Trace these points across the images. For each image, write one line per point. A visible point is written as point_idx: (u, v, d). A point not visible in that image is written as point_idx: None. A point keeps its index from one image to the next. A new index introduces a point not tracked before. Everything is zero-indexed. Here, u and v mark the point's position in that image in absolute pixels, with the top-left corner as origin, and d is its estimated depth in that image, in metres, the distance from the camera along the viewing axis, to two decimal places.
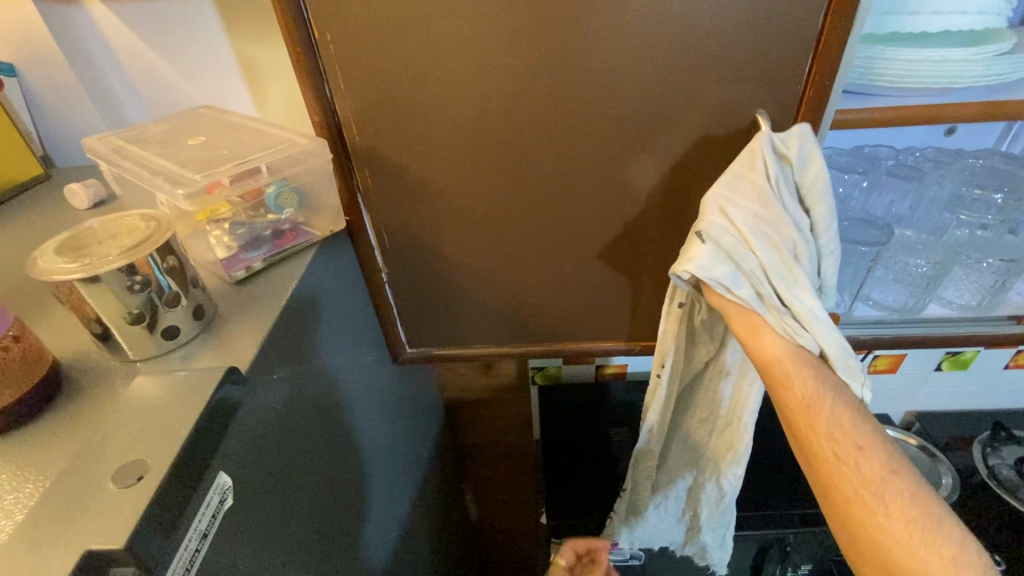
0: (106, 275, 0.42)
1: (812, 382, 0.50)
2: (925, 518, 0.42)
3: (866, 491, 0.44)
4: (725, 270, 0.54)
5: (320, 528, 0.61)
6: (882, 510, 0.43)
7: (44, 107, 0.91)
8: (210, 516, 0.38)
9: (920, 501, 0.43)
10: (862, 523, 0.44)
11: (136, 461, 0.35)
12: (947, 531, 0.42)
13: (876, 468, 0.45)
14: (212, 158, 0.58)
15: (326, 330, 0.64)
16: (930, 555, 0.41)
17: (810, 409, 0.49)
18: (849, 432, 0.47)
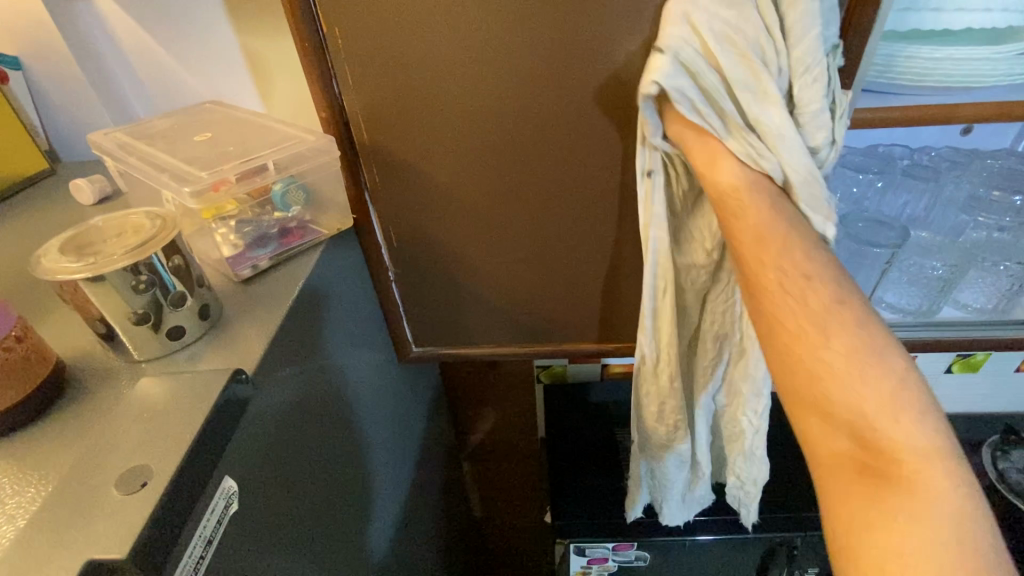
0: (111, 274, 0.42)
1: (768, 204, 0.44)
2: (887, 361, 0.34)
3: (809, 323, 0.36)
4: (685, 80, 0.50)
5: (325, 527, 0.60)
6: (840, 339, 0.35)
7: (49, 101, 0.90)
8: (215, 522, 0.38)
9: (891, 358, 0.34)
10: (801, 361, 0.36)
11: (139, 465, 0.35)
12: (895, 366, 0.33)
13: (823, 298, 0.37)
14: (218, 154, 0.57)
15: (333, 330, 0.63)
16: (894, 399, 0.32)
17: (760, 241, 0.42)
18: (800, 264, 0.39)
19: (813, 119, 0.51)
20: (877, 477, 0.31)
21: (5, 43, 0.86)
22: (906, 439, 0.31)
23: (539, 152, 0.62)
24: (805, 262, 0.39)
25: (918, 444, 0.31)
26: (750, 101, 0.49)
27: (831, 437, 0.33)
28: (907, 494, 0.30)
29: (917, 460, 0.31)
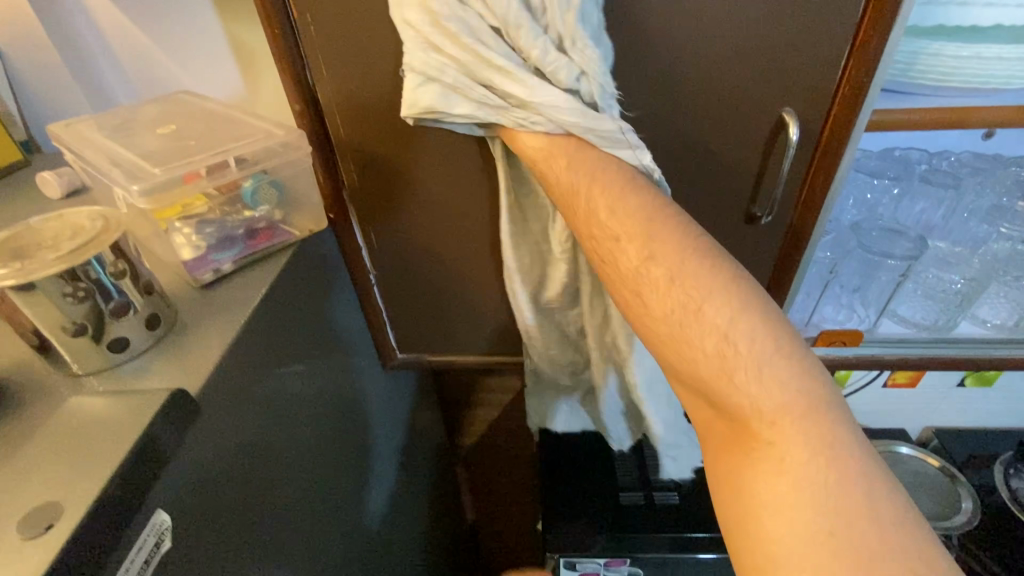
0: (42, 281, 0.38)
1: (568, 175, 0.47)
2: (719, 324, 0.36)
3: (650, 292, 0.40)
4: (435, 92, 0.49)
5: (299, 543, 0.57)
6: (670, 316, 0.39)
7: (26, 87, 0.87)
8: (142, 562, 0.34)
9: (724, 313, 0.37)
10: (660, 331, 0.40)
11: (50, 503, 0.32)
12: (746, 316, 0.36)
13: (661, 267, 0.40)
14: (182, 148, 0.54)
15: (306, 335, 0.59)
16: (730, 364, 0.35)
17: (591, 217, 0.46)
18: (634, 231, 0.42)
19: (576, 49, 0.47)
20: (744, 440, 0.35)
21: None
22: (755, 401, 0.34)
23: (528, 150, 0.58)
24: (613, 224, 0.44)
25: (766, 403, 0.34)
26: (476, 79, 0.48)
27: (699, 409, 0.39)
28: (766, 453, 0.33)
29: (770, 417, 0.34)
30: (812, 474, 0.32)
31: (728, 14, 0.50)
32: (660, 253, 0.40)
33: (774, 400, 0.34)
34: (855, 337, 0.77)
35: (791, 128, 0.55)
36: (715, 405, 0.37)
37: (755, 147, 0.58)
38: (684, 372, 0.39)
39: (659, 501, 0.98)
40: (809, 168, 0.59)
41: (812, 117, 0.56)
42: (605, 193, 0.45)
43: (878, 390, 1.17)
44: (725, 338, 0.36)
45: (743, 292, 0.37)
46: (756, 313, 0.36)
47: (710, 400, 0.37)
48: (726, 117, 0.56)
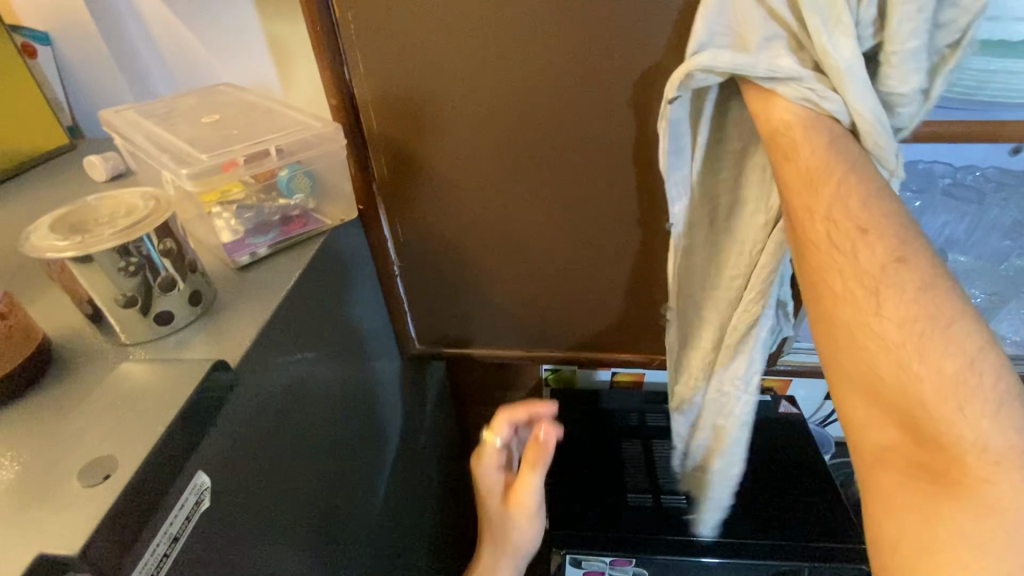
0: (99, 254, 0.41)
1: (822, 148, 0.43)
2: (966, 347, 0.32)
3: (858, 285, 0.36)
4: (731, 62, 0.47)
5: (321, 522, 0.59)
6: (908, 327, 0.34)
7: (75, 77, 0.91)
8: (182, 520, 0.37)
9: (975, 335, 0.32)
10: (852, 327, 0.36)
11: (104, 457, 0.34)
12: (987, 351, 0.32)
13: (877, 254, 0.36)
14: (224, 137, 0.56)
15: (333, 320, 0.61)
16: (963, 390, 0.31)
17: (815, 197, 0.41)
18: (873, 217, 0.38)
19: (898, 64, 0.45)
20: (948, 478, 0.30)
21: (34, 17, 0.86)
22: (979, 437, 0.30)
23: (555, 150, 0.59)
24: (863, 214, 0.38)
25: (997, 446, 0.29)
26: (837, 34, 0.44)
27: (879, 429, 0.33)
28: (993, 502, 0.28)
29: (995, 460, 0.29)
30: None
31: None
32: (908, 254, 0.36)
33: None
34: None
35: None
36: (913, 433, 0.32)
37: None
38: (883, 387, 0.34)
39: (667, 503, 0.99)
40: None
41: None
42: (848, 189, 0.40)
43: None
44: (971, 365, 0.32)
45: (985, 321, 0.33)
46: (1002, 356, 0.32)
47: (905, 423, 0.32)
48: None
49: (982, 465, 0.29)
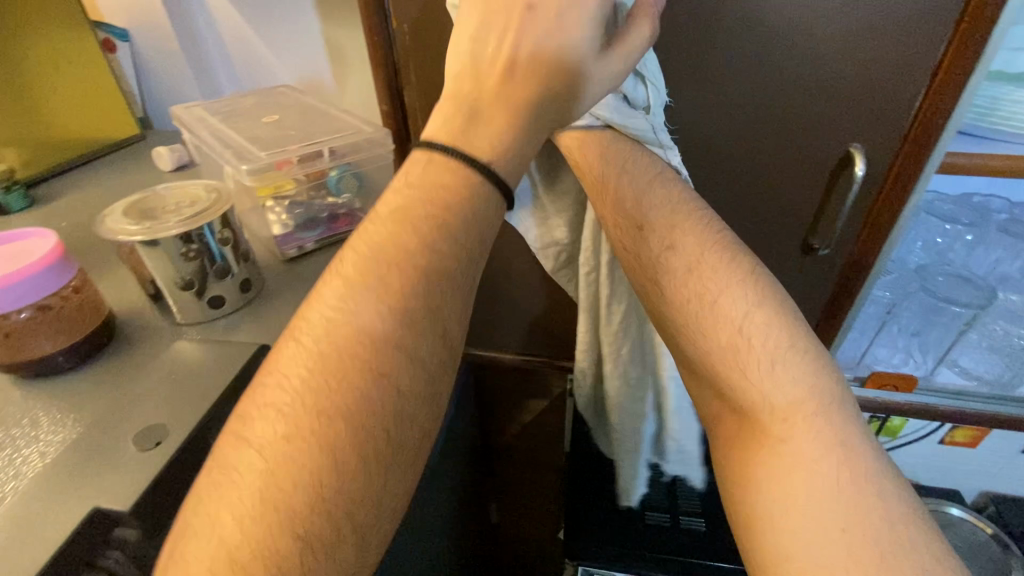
0: (164, 240, 0.44)
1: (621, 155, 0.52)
2: (735, 318, 0.47)
3: (662, 278, 0.50)
4: None
5: None
6: (686, 308, 0.49)
7: (149, 73, 0.98)
8: None
9: (739, 304, 0.47)
10: (674, 317, 0.50)
11: (157, 426, 0.37)
12: (755, 315, 0.47)
13: (680, 255, 0.50)
14: (282, 136, 0.60)
15: None
16: (744, 355, 0.46)
17: (632, 191, 0.52)
18: (661, 206, 0.51)
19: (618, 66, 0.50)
20: (758, 432, 0.45)
21: (117, 16, 0.93)
22: (767, 395, 0.45)
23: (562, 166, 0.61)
24: (645, 212, 0.51)
25: (781, 400, 0.44)
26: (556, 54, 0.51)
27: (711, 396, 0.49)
28: (779, 446, 0.43)
29: (784, 414, 0.44)
30: (820, 463, 0.42)
31: (800, 49, 0.52)
32: (683, 245, 0.50)
33: (793, 392, 0.44)
34: (907, 383, 0.74)
35: (857, 165, 0.55)
36: (728, 401, 0.48)
37: (816, 179, 0.59)
38: (698, 362, 0.49)
39: (685, 525, 0.98)
40: (874, 205, 0.58)
41: (879, 157, 0.56)
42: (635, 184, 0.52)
43: (933, 446, 1.10)
44: (739, 331, 0.47)
45: (762, 287, 0.48)
46: (768, 305, 0.47)
47: (723, 393, 0.48)
48: (789, 148, 0.57)
49: (774, 419, 0.44)
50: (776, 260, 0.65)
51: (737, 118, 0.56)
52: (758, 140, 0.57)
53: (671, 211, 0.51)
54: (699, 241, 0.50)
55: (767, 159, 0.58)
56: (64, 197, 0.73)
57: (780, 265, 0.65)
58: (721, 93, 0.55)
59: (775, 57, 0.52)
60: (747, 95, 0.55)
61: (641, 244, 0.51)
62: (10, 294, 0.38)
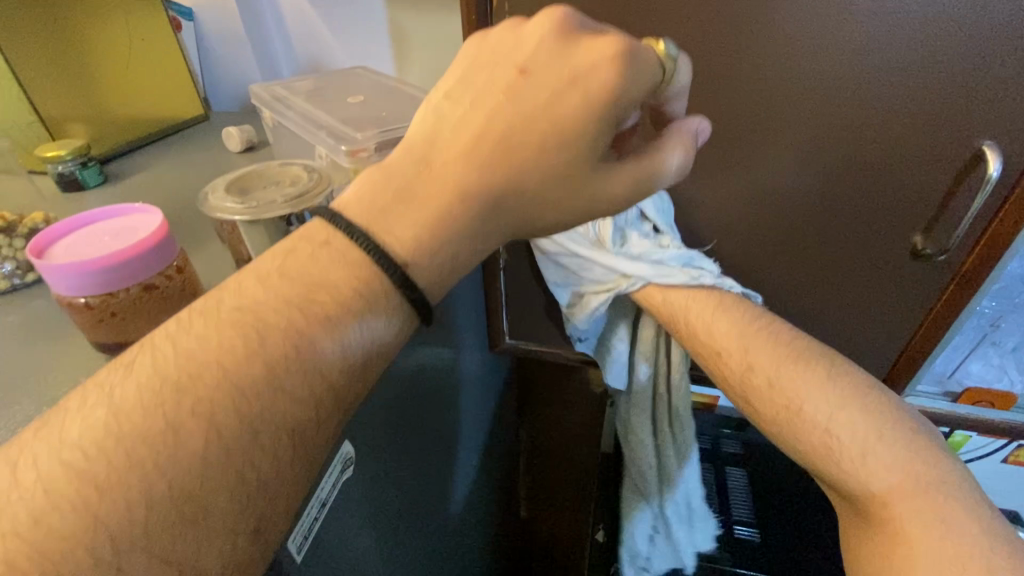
0: (268, 220, 0.42)
1: (691, 298, 0.55)
2: (820, 417, 0.47)
3: (767, 373, 0.50)
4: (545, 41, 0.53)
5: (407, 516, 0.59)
6: (779, 398, 0.49)
7: (210, 55, 0.96)
8: (331, 485, 0.38)
9: (824, 403, 0.48)
10: (780, 420, 0.49)
11: None
12: (853, 410, 0.47)
13: (773, 355, 0.51)
14: (370, 117, 0.58)
15: (442, 306, 0.63)
16: (834, 454, 0.46)
17: (716, 307, 0.55)
18: (750, 334, 0.53)
19: None
20: (873, 515, 0.44)
21: None
22: (867, 484, 0.45)
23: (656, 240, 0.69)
24: (717, 326, 0.53)
25: (878, 487, 0.44)
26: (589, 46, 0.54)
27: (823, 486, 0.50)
28: (885, 530, 0.42)
29: (884, 501, 0.43)
30: (936, 552, 0.40)
31: (948, 35, 0.47)
32: (761, 364, 0.51)
33: (894, 476, 0.44)
34: (1003, 401, 0.73)
35: (991, 162, 0.51)
36: (841, 493, 0.47)
37: (938, 183, 0.55)
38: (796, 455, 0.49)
39: (739, 535, 0.93)
40: (1001, 206, 0.55)
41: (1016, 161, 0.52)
42: (726, 318, 0.54)
43: (995, 464, 1.05)
44: (825, 431, 0.47)
45: (845, 384, 0.49)
46: (858, 402, 0.48)
47: (834, 487, 0.48)
48: (917, 142, 0.53)
49: (874, 506, 0.44)
50: (877, 263, 0.62)
51: (861, 107, 0.53)
52: (882, 133, 0.53)
53: (740, 331, 0.53)
54: (774, 355, 0.51)
55: (888, 153, 0.55)
56: (137, 176, 0.73)
57: (883, 267, 0.62)
58: (845, 83, 0.52)
59: (914, 46, 0.48)
60: (876, 86, 0.51)
61: (722, 366, 0.53)
62: (121, 272, 0.37)
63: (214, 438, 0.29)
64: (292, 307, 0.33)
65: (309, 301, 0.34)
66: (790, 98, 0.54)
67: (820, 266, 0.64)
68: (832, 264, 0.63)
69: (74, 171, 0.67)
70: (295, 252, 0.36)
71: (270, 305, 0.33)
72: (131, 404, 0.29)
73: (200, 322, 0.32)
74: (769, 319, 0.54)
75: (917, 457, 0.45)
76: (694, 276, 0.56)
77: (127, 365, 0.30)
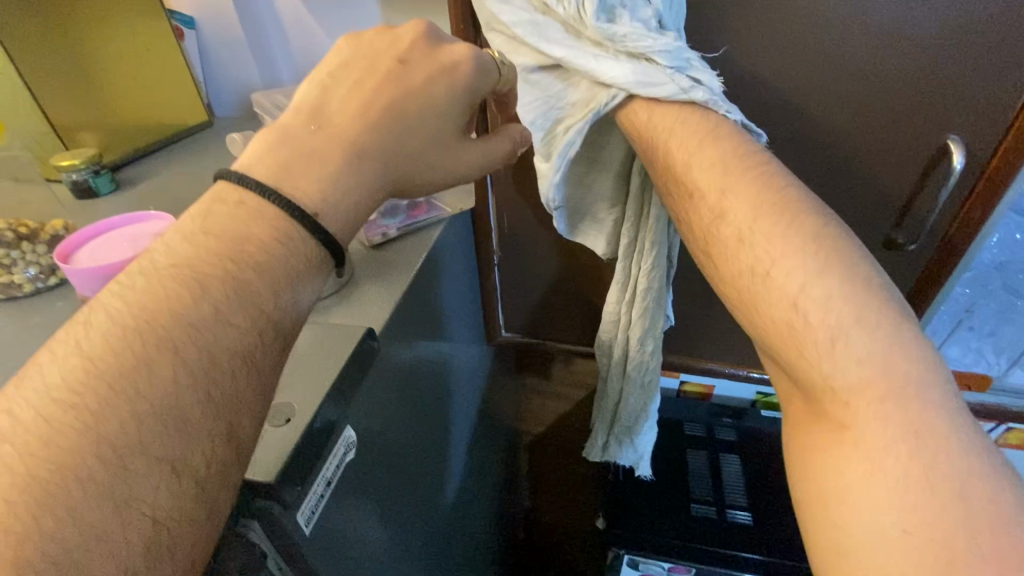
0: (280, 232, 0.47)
1: (693, 120, 0.46)
2: (790, 288, 0.38)
3: (746, 221, 0.41)
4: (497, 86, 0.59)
5: (405, 501, 0.62)
6: (754, 215, 0.41)
7: (214, 63, 0.99)
8: (335, 466, 0.40)
9: (791, 267, 0.38)
10: (759, 299, 0.40)
11: (285, 402, 0.38)
12: (839, 265, 0.38)
13: (744, 195, 0.42)
14: None
15: (438, 300, 0.66)
16: (800, 337, 0.37)
17: (705, 147, 0.45)
18: (730, 174, 0.43)
19: None
20: (825, 409, 0.36)
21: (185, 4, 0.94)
22: (833, 374, 0.36)
23: None
24: (704, 175, 0.44)
25: (841, 382, 0.35)
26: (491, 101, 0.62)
27: (779, 377, 0.43)
28: (843, 435, 0.35)
29: (843, 399, 0.35)
30: (900, 472, 0.32)
31: (903, 22, 0.51)
32: (733, 210, 0.42)
33: (865, 371, 0.35)
34: (980, 381, 0.76)
35: (954, 156, 0.54)
36: (797, 383, 0.39)
37: (907, 175, 0.58)
38: (761, 331, 0.41)
39: (732, 519, 0.96)
40: (969, 197, 0.58)
41: (981, 143, 0.55)
42: (724, 171, 0.43)
43: None
44: (793, 306, 0.38)
45: (827, 249, 0.38)
46: (834, 270, 0.37)
47: (794, 379, 0.39)
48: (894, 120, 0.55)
49: (834, 403, 0.36)
50: None
51: (829, 93, 0.55)
52: (851, 118, 0.56)
53: (722, 169, 0.43)
54: (751, 201, 0.41)
55: (853, 135, 0.57)
56: (146, 182, 0.76)
57: None
58: (814, 72, 0.55)
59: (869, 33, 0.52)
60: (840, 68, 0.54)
61: (692, 211, 0.45)
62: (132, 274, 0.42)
63: (187, 371, 0.30)
64: (223, 259, 0.34)
65: (238, 251, 0.35)
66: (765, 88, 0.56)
67: None
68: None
69: (88, 179, 0.71)
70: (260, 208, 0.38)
71: (222, 253, 0.34)
72: (94, 351, 0.29)
73: (137, 278, 0.33)
74: (762, 154, 0.45)
75: (904, 351, 0.35)
76: (687, 86, 0.46)
77: (72, 324, 0.31)
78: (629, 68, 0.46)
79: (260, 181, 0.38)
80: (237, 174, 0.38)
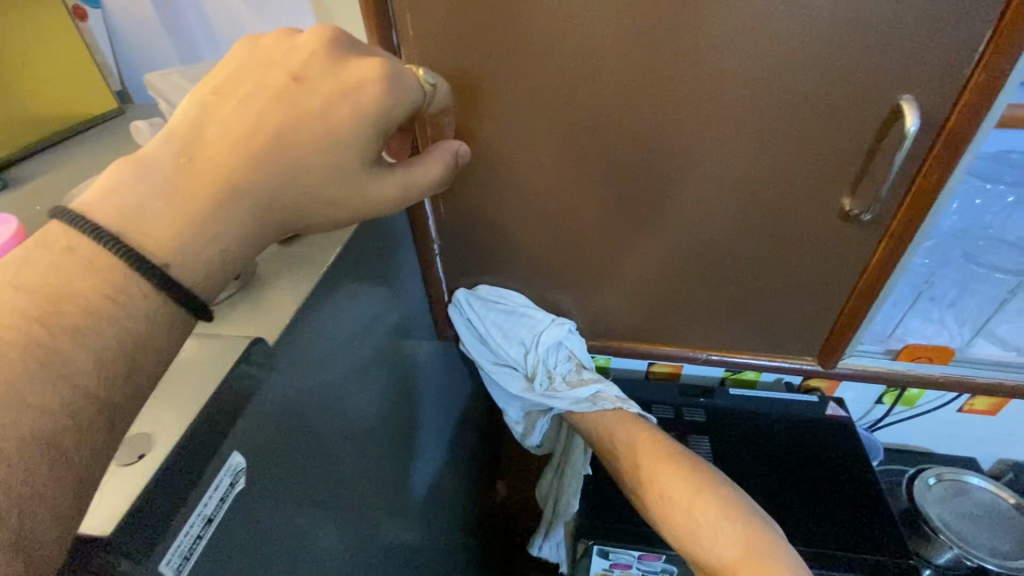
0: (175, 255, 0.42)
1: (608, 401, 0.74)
2: (684, 502, 0.61)
3: (654, 460, 0.65)
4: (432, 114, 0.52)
5: (350, 515, 0.57)
6: (657, 451, 0.65)
7: (125, 44, 0.89)
8: (217, 500, 0.35)
9: (682, 490, 0.61)
10: (664, 503, 0.62)
11: (141, 433, 0.33)
12: (713, 487, 0.61)
13: (653, 448, 0.66)
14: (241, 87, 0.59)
15: (370, 296, 0.60)
16: (695, 530, 0.59)
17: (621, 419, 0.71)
18: (642, 434, 0.68)
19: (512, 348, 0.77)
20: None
21: None
22: (720, 557, 0.57)
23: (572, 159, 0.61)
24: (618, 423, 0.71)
25: (726, 557, 0.56)
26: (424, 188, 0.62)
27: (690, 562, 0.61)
28: None
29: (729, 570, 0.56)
30: None
31: None
32: (644, 463, 0.65)
33: (731, 549, 0.57)
34: (942, 355, 0.72)
35: (908, 119, 0.50)
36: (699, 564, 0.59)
37: (859, 143, 0.54)
38: (670, 528, 0.61)
39: None
40: (925, 160, 0.54)
41: (936, 103, 0.51)
42: (622, 424, 0.70)
43: (951, 414, 1.08)
44: (688, 513, 0.60)
45: (702, 478, 0.62)
46: (708, 493, 0.61)
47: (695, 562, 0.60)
48: (844, 80, 0.51)
49: None
50: (807, 223, 0.61)
51: (772, 54, 0.50)
52: (789, 91, 0.52)
53: (634, 437, 0.68)
54: (654, 455, 0.65)
55: (792, 108, 0.53)
56: (39, 180, 0.68)
57: (815, 231, 0.61)
58: (746, 40, 0.50)
59: None
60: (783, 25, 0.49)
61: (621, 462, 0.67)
62: None
63: None
64: None
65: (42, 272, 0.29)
66: (696, 60, 0.51)
67: (754, 237, 0.63)
68: (755, 229, 0.62)
69: None
70: (92, 248, 0.32)
71: None
72: None
73: None
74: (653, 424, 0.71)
75: (761, 540, 0.57)
76: (600, 401, 0.73)
77: None
78: (566, 407, 0.74)
79: (101, 224, 0.33)
80: (68, 215, 0.33)
